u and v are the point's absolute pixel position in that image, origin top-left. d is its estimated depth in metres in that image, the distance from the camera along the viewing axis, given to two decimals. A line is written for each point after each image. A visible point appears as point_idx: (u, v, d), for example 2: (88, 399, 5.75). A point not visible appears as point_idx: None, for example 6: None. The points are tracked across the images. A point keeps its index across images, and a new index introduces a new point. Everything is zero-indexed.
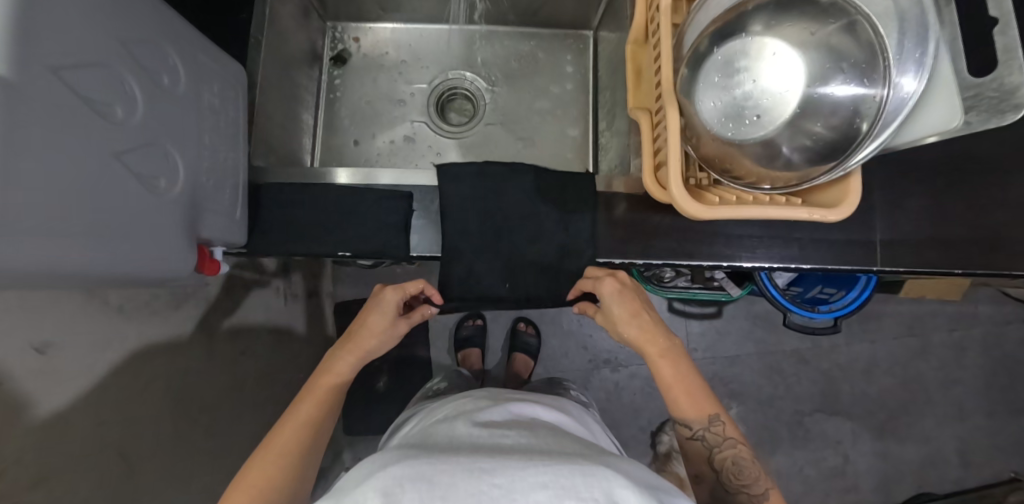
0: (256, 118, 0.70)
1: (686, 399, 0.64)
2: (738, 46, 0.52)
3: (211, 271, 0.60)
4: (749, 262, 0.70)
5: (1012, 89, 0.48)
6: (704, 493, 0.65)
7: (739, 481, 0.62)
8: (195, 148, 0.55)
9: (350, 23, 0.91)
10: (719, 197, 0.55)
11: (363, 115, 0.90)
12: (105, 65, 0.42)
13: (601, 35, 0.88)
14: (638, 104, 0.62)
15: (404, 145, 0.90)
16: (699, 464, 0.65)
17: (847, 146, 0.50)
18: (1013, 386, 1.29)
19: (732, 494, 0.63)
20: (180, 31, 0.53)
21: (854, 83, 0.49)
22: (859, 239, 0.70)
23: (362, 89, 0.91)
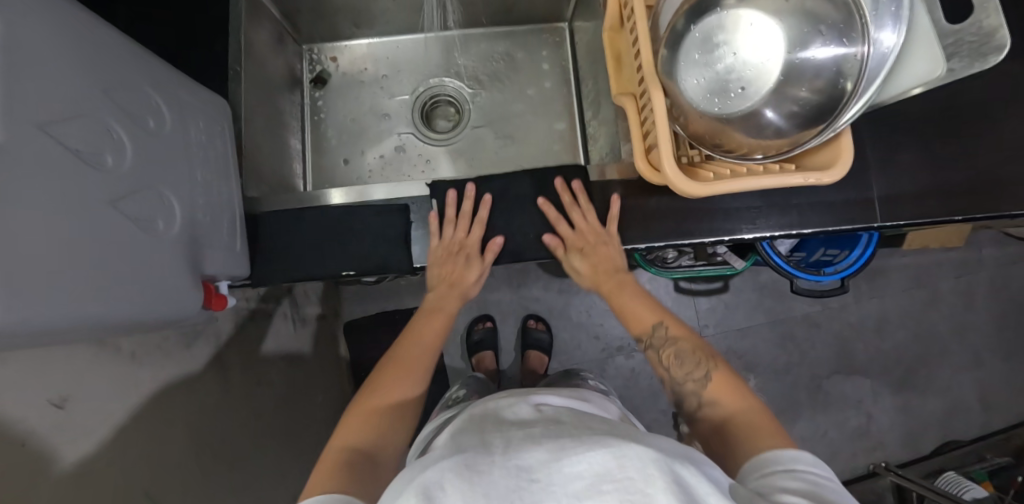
0: (244, 149, 0.71)
1: (636, 314, 0.71)
2: (714, 22, 0.53)
3: (218, 305, 0.60)
4: (751, 233, 0.70)
5: (992, 31, 0.48)
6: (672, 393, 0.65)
7: (685, 373, 0.63)
8: (190, 186, 0.55)
9: (325, 43, 0.91)
10: (713, 172, 0.55)
11: (351, 134, 0.90)
12: (88, 115, 0.42)
13: (577, 25, 0.89)
14: (621, 90, 0.62)
15: (394, 159, 0.90)
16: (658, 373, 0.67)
17: (834, 107, 0.50)
18: None
19: (685, 386, 0.62)
20: (160, 73, 0.54)
21: (836, 43, 0.49)
22: (858, 197, 0.70)
23: (346, 108, 0.91)
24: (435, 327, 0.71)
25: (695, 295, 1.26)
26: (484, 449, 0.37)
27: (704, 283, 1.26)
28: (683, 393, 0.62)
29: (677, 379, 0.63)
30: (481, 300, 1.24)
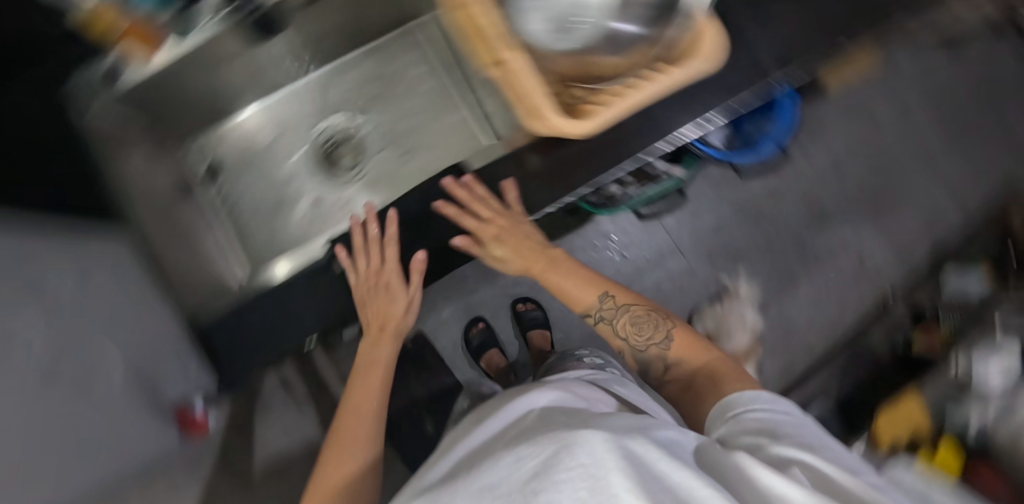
0: (161, 264, 0.68)
1: (575, 292, 0.68)
2: None
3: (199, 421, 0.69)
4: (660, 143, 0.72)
5: None
6: (634, 362, 0.64)
7: (646, 339, 0.62)
8: (124, 330, 0.56)
9: (206, 132, 0.88)
10: (606, 100, 0.53)
11: (265, 210, 0.89)
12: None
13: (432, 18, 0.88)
14: (489, 61, 0.56)
15: (318, 215, 0.89)
16: (614, 343, 0.66)
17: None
18: (962, 113, 1.34)
19: (648, 352, 0.61)
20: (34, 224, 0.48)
21: None
22: (750, 62, 0.71)
23: (253, 189, 0.89)
24: (376, 380, 0.69)
25: (660, 215, 1.27)
26: (456, 479, 0.38)
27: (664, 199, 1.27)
28: (652, 357, 0.61)
29: (636, 345, 0.63)
30: (466, 306, 1.23)
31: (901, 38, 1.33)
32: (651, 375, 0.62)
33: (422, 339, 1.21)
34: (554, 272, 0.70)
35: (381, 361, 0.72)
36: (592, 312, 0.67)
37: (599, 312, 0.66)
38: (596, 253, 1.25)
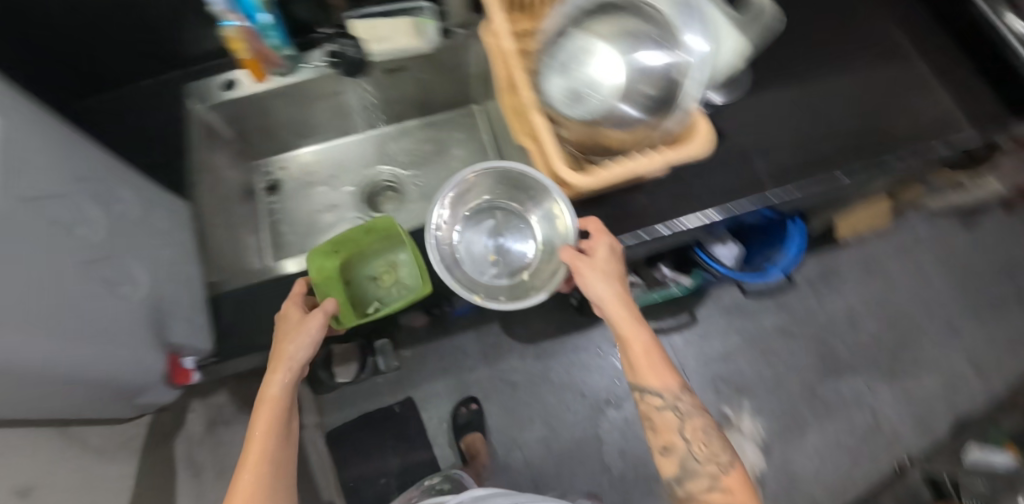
0: (207, 247, 0.72)
1: (645, 370, 0.66)
2: (569, 52, 0.60)
3: (181, 381, 0.64)
4: (664, 228, 0.73)
5: (758, 12, 0.59)
6: (671, 464, 0.65)
7: (705, 454, 0.64)
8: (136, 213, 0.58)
9: (275, 155, 0.93)
10: (602, 166, 0.60)
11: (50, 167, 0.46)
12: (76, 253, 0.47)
13: (490, 104, 0.94)
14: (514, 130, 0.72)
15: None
16: (664, 436, 0.66)
17: (674, 95, 0.57)
18: (975, 277, 1.40)
19: (699, 465, 0.64)
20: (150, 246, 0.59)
21: (661, 52, 0.58)
22: (813, 186, 0.77)
23: (54, 173, 0.47)
24: (274, 381, 0.62)
25: (666, 334, 1.26)
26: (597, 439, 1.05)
27: (672, 315, 1.28)
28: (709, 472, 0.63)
29: (695, 455, 0.64)
30: (460, 382, 1.19)
31: (918, 209, 1.41)
32: (682, 483, 0.64)
33: (408, 405, 1.17)
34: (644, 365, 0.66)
35: (272, 397, 0.62)
36: (662, 397, 0.66)
37: (675, 400, 0.66)
38: (602, 358, 1.23)
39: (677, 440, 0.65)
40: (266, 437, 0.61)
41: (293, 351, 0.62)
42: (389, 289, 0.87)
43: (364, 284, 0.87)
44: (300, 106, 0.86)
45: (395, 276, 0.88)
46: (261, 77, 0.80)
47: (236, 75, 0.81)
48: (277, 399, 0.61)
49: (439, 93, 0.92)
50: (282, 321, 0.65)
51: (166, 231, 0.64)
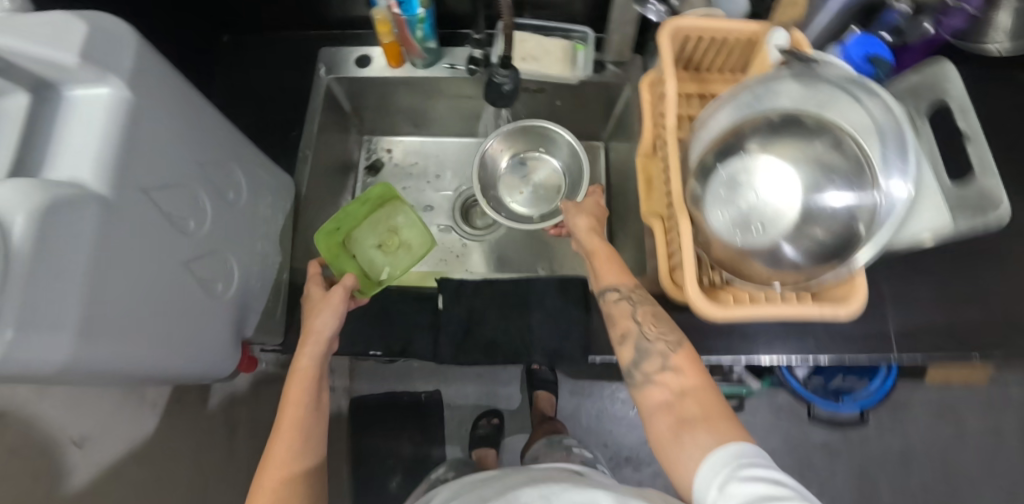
0: (300, 225, 0.71)
1: (606, 265, 0.61)
2: (740, 165, 0.54)
3: (247, 369, 0.61)
4: (768, 356, 0.66)
5: (987, 192, 0.47)
6: (628, 353, 0.55)
7: (660, 333, 0.55)
8: (255, 196, 0.57)
9: (383, 135, 0.91)
10: (731, 296, 0.54)
11: (179, 154, 0.45)
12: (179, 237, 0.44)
13: (613, 146, 0.90)
14: (650, 211, 0.68)
15: (113, 67, 0.38)
16: (619, 324, 0.57)
17: (847, 247, 0.50)
18: None
19: (652, 345, 0.54)
20: (253, 230, 0.56)
21: (849, 191, 0.51)
22: (948, 357, 0.68)
23: (175, 159, 0.45)
24: (306, 358, 0.57)
25: None
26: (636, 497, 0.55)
27: None
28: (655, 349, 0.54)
29: (648, 334, 0.55)
30: (491, 392, 1.20)
31: None
32: (637, 367, 0.54)
33: (435, 397, 1.19)
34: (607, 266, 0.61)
35: (303, 370, 0.56)
36: (618, 288, 0.59)
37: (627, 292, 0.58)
38: (634, 415, 1.20)
39: (628, 322, 0.56)
40: (296, 408, 0.53)
41: (321, 323, 0.58)
42: (402, 253, 0.72)
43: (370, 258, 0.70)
44: (421, 98, 0.83)
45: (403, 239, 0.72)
46: (397, 63, 0.77)
47: (371, 50, 0.78)
48: (310, 373, 0.56)
49: (562, 117, 0.87)
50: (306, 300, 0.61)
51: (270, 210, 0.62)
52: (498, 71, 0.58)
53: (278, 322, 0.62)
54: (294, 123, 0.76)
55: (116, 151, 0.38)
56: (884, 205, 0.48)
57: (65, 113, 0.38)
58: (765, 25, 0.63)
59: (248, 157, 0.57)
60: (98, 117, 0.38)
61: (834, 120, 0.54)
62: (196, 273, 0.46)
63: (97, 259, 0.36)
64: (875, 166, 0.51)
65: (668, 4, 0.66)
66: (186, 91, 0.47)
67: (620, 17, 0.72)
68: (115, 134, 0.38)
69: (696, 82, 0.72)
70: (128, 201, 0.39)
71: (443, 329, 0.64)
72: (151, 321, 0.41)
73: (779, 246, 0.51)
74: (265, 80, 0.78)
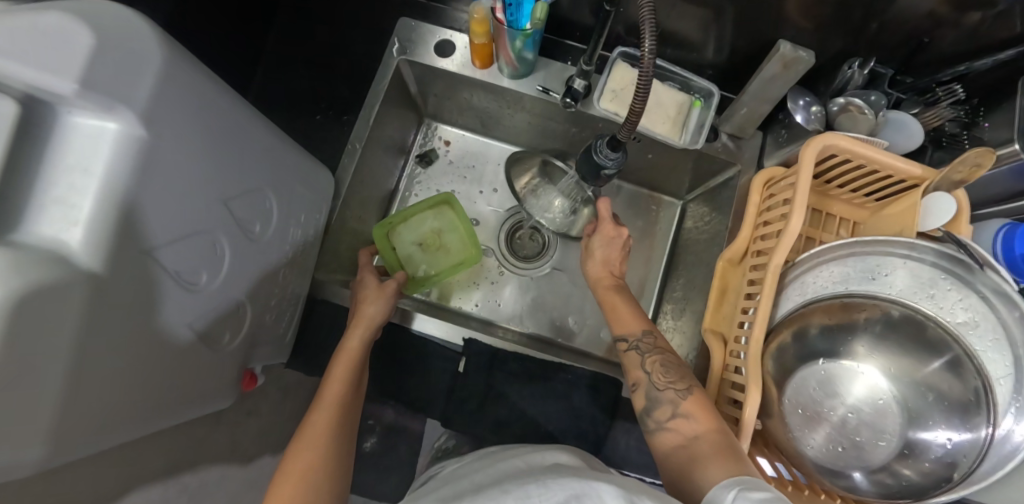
0: (333, 228, 0.64)
1: (618, 310, 0.58)
2: (843, 372, 0.50)
3: (246, 386, 0.54)
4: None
5: None
6: (639, 401, 0.51)
7: (671, 382, 0.50)
8: (283, 223, 0.51)
9: (445, 124, 0.81)
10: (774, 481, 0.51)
11: (198, 196, 0.38)
12: (183, 293, 0.39)
13: (691, 210, 0.79)
14: (713, 327, 0.61)
15: (129, 97, 0.30)
16: (629, 374, 0.53)
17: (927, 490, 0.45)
18: None
19: (662, 394, 0.49)
20: (276, 255, 0.50)
21: (957, 427, 0.46)
22: None
23: (195, 202, 0.38)
24: (353, 337, 0.54)
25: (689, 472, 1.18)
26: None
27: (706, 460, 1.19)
28: (668, 400, 0.48)
29: (657, 382, 0.50)
30: None
31: None
32: (649, 416, 0.49)
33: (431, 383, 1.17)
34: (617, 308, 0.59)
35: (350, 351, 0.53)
36: (630, 338, 0.55)
37: (637, 339, 0.55)
38: None
39: (640, 373, 0.52)
40: (339, 387, 0.50)
41: (375, 308, 0.56)
42: (440, 257, 0.69)
43: (411, 254, 0.69)
44: (498, 104, 0.71)
45: (443, 242, 0.69)
46: (484, 64, 0.65)
47: (457, 37, 0.66)
48: (356, 353, 0.53)
49: (646, 165, 0.76)
50: (357, 285, 0.60)
51: (302, 222, 0.55)
52: (603, 150, 0.49)
53: (287, 343, 0.58)
54: (351, 104, 0.67)
55: (119, 212, 0.31)
56: (992, 456, 0.44)
57: (62, 143, 0.30)
58: (931, 172, 0.52)
59: (281, 175, 0.50)
60: (98, 163, 0.30)
61: (966, 337, 0.47)
62: (195, 331, 0.41)
63: (80, 346, 0.30)
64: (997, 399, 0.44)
65: (824, 106, 0.56)
66: (218, 111, 0.40)
67: (759, 91, 0.59)
68: (124, 178, 0.31)
69: (817, 193, 0.62)
70: (126, 267, 0.33)
71: (459, 397, 0.61)
72: (133, 392, 0.37)
73: (849, 471, 0.48)
74: (328, 41, 0.68)
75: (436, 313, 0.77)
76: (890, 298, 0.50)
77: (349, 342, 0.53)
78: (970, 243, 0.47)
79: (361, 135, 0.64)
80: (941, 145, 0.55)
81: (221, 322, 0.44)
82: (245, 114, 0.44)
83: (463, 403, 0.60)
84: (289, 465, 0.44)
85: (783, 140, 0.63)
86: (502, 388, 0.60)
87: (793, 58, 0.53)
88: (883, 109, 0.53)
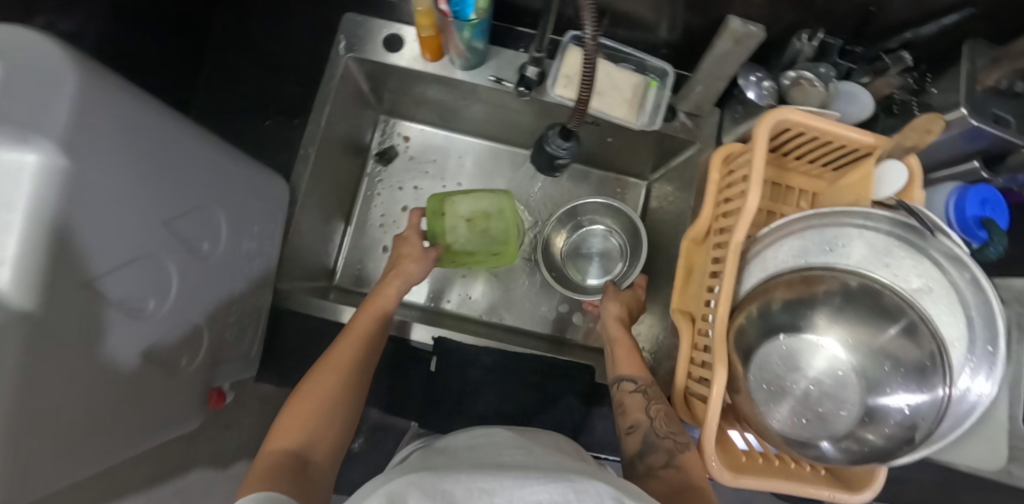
0: (292, 237, 0.62)
1: (625, 353, 0.60)
2: (805, 345, 0.51)
3: (215, 404, 0.53)
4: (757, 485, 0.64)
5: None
6: (635, 445, 0.51)
7: (669, 432, 0.51)
8: (235, 239, 0.49)
9: (402, 119, 0.79)
10: (745, 454, 0.52)
11: (137, 221, 0.37)
12: (131, 323, 0.38)
13: (656, 190, 0.79)
14: (681, 307, 0.62)
15: (43, 129, 0.28)
16: (627, 415, 0.54)
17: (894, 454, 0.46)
18: None
19: (659, 441, 0.50)
20: (230, 270, 0.49)
21: (915, 390, 0.46)
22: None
23: (132, 228, 0.37)
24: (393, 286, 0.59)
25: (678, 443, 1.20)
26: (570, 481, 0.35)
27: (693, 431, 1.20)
28: (664, 448, 0.49)
29: (657, 429, 0.51)
30: None
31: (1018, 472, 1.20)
32: (643, 459, 0.50)
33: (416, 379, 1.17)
34: (622, 353, 0.60)
35: (387, 297, 0.58)
36: (636, 380, 0.56)
37: (641, 384, 0.56)
38: None
39: (642, 417, 0.52)
40: (370, 322, 0.54)
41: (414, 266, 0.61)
42: (483, 238, 0.69)
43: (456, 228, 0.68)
44: (454, 96, 0.70)
45: (490, 224, 0.69)
46: (435, 57, 0.63)
47: (405, 31, 0.64)
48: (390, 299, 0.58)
49: (608, 148, 0.76)
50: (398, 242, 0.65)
51: (257, 234, 0.53)
52: (556, 140, 0.48)
53: (254, 358, 0.57)
54: (301, 107, 0.65)
55: (55, 251, 0.30)
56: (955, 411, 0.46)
57: None
58: (883, 140, 0.52)
59: (227, 190, 0.48)
60: (22, 198, 0.28)
61: (916, 299, 0.48)
62: (151, 358, 0.40)
63: (25, 389, 0.29)
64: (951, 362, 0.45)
65: (776, 80, 0.56)
66: (149, 130, 0.38)
67: (713, 69, 0.58)
68: (56, 214, 0.29)
69: (775, 166, 0.62)
70: (67, 301, 0.31)
71: (431, 396, 0.60)
72: (89, 426, 0.36)
73: (817, 441, 0.48)
74: (271, 42, 0.65)
75: (409, 312, 0.76)
76: (847, 268, 0.50)
77: (386, 289, 0.57)
78: (922, 209, 0.48)
79: (313, 139, 0.62)
80: (892, 112, 0.55)
81: (177, 347, 0.43)
82: (181, 131, 0.42)
83: (437, 403, 0.60)
84: (307, 387, 0.47)
85: (740, 116, 0.63)
86: (475, 384, 0.60)
87: (743, 34, 0.52)
88: (833, 81, 0.53)
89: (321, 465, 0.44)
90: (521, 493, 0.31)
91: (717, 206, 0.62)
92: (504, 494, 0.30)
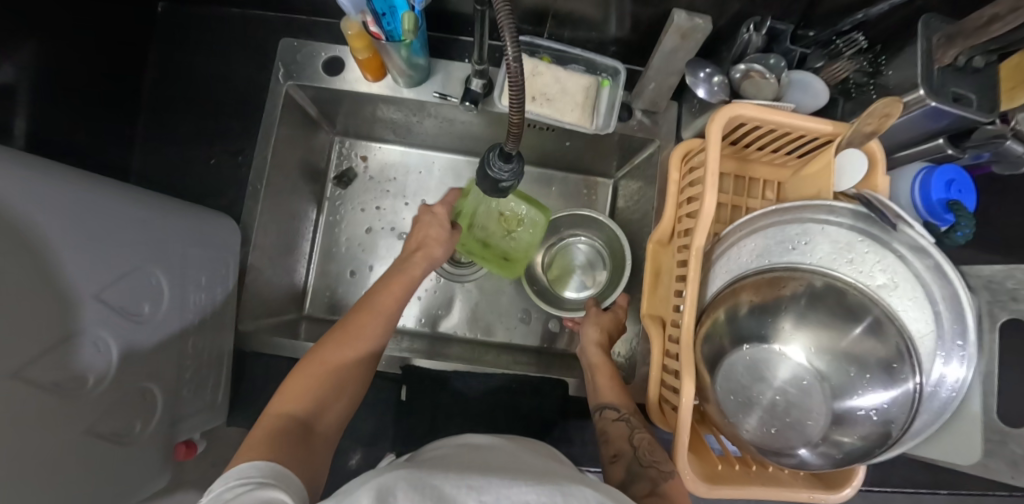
0: (249, 277, 0.61)
1: (608, 383, 0.59)
2: (765, 355, 0.48)
3: (185, 454, 0.52)
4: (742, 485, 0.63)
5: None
6: (619, 474, 0.50)
7: (653, 459, 0.50)
8: (179, 292, 0.48)
9: (358, 139, 0.77)
10: (721, 463, 0.51)
11: (68, 299, 0.36)
12: (76, 401, 0.37)
13: (623, 189, 0.77)
14: (651, 313, 0.61)
15: None
16: (610, 444, 0.53)
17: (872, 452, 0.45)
18: None
19: (644, 470, 0.49)
20: (178, 324, 0.48)
21: (884, 390, 0.44)
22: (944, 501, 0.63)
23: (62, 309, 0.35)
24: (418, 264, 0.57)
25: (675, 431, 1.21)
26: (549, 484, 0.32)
27: None
28: (648, 476, 0.48)
29: (641, 457, 0.50)
30: None
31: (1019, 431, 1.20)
32: (626, 489, 0.48)
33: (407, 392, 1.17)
34: (604, 380, 0.59)
35: (409, 276, 0.56)
36: (618, 409, 0.56)
37: (622, 412, 0.56)
38: None
39: (625, 446, 0.52)
40: (392, 302, 0.53)
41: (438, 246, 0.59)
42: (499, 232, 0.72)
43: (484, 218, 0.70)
44: (405, 113, 0.68)
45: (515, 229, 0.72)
46: (378, 76, 0.61)
47: (345, 52, 0.62)
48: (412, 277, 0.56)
49: (570, 151, 0.74)
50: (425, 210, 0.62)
51: (206, 282, 0.52)
52: (496, 163, 0.46)
53: (219, 405, 0.57)
54: (245, 141, 0.63)
55: None
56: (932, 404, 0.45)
57: None
58: (841, 128, 0.50)
59: (166, 242, 0.47)
60: None
61: (880, 295, 0.46)
62: (98, 433, 0.39)
63: None
64: (919, 356, 0.44)
65: (726, 74, 0.53)
66: (69, 205, 0.36)
67: (663, 65, 0.56)
68: None
69: (737, 159, 0.60)
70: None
71: (405, 424, 0.60)
72: None
73: (793, 450, 0.47)
74: (210, 75, 0.63)
75: None
76: (810, 268, 0.48)
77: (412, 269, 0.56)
78: (882, 201, 0.45)
79: (261, 174, 0.60)
80: (851, 96, 0.53)
81: (127, 415, 0.43)
82: (106, 197, 0.41)
83: (411, 432, 0.60)
84: (321, 357, 0.47)
85: (697, 111, 0.61)
86: (447, 409, 0.60)
87: (689, 29, 0.50)
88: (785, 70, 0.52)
89: (325, 432, 0.44)
90: (511, 492, 0.28)
91: (679, 206, 0.60)
92: (492, 490, 0.28)
